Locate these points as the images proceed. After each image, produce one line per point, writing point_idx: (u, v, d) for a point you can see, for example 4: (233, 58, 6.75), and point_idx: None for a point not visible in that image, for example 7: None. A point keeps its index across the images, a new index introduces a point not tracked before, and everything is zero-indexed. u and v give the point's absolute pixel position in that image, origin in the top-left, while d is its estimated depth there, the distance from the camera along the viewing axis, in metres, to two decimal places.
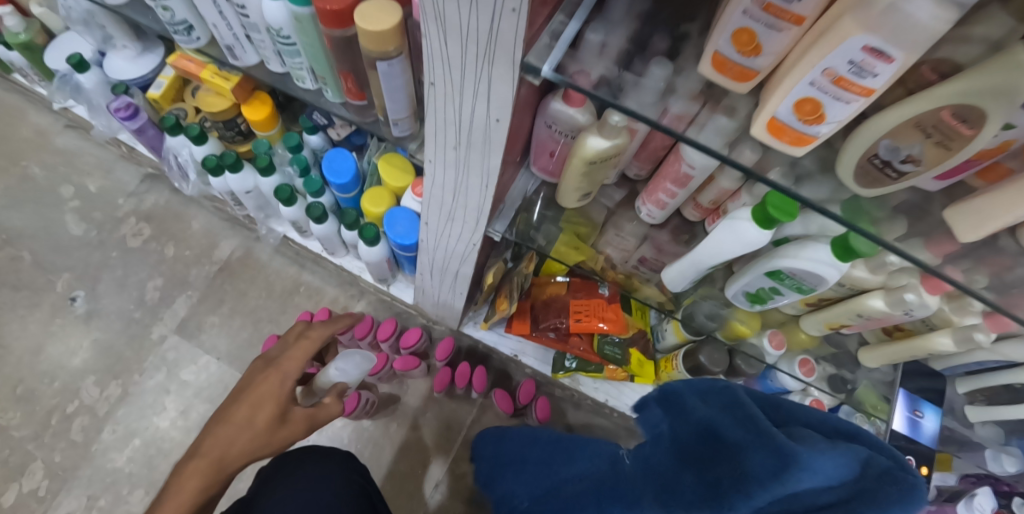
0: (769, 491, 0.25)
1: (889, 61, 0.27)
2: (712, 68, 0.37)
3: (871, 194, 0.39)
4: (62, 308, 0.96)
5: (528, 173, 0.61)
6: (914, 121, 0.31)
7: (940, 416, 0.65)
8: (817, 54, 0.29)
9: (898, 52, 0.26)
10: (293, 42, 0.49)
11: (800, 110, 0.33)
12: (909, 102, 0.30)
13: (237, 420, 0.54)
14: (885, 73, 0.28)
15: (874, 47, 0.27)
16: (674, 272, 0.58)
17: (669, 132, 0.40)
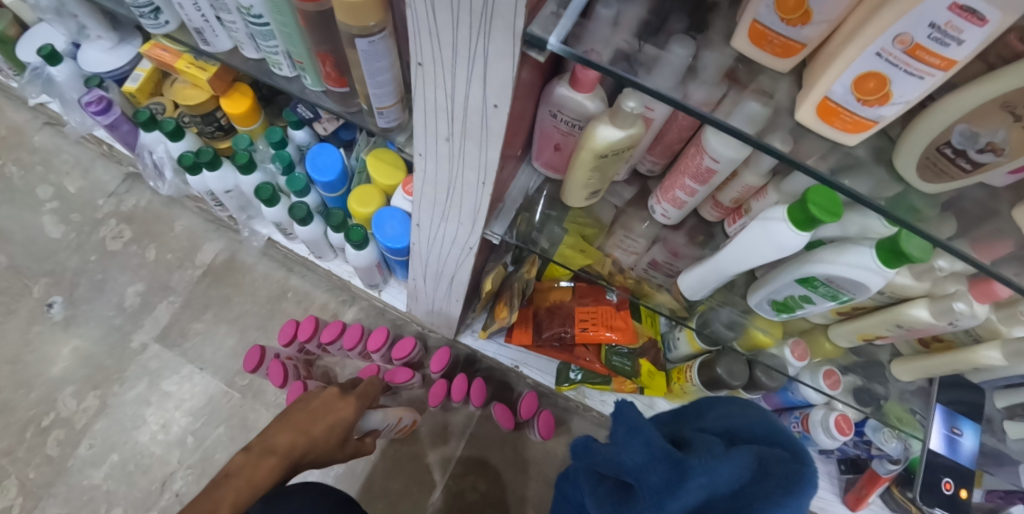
0: (679, 500, 0.28)
1: (981, 23, 0.22)
2: (749, 42, 0.32)
3: (934, 190, 0.34)
4: (38, 314, 0.90)
5: (530, 169, 0.56)
6: (1000, 101, 0.25)
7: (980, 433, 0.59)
8: (887, 16, 0.24)
9: (997, 12, 0.21)
10: (268, 23, 0.44)
11: (859, 88, 0.28)
12: (997, 77, 0.25)
13: (317, 433, 0.59)
14: (974, 39, 0.22)
15: (965, 4, 0.21)
16: (694, 278, 0.53)
17: (695, 113, 0.33)
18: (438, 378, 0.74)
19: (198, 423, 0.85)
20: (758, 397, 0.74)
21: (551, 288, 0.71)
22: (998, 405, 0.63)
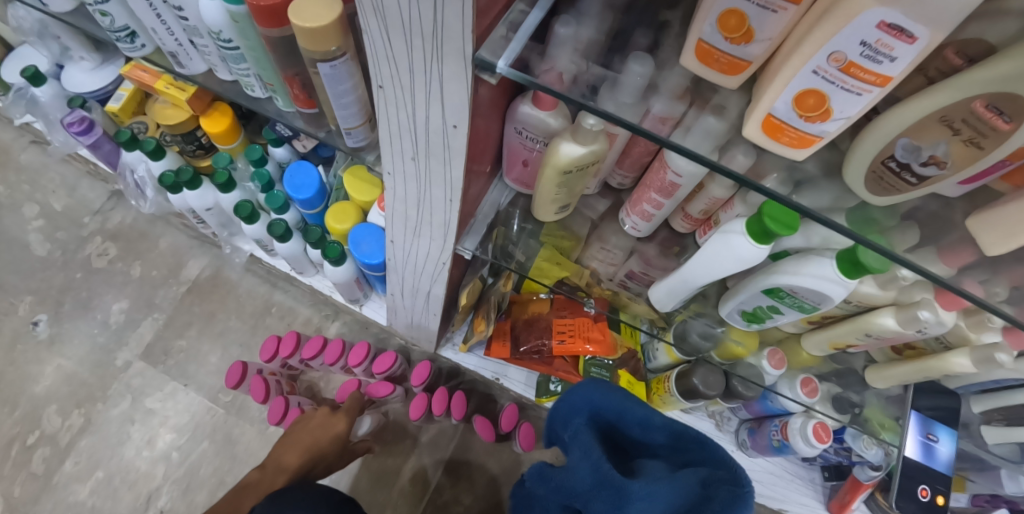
0: None
1: (911, 41, 0.22)
2: (697, 61, 0.32)
3: (883, 202, 0.34)
4: (23, 333, 0.90)
5: (501, 184, 0.57)
6: (939, 114, 0.26)
7: (956, 440, 0.60)
8: (821, 36, 0.24)
9: (925, 29, 0.22)
10: (237, 47, 0.45)
11: (800, 105, 0.28)
12: (936, 91, 0.25)
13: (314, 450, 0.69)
14: (906, 55, 0.23)
15: (893, 23, 0.22)
16: (662, 290, 0.53)
17: (653, 137, 0.35)
18: (420, 392, 0.74)
19: (183, 440, 0.84)
20: (738, 405, 0.73)
21: (529, 300, 0.71)
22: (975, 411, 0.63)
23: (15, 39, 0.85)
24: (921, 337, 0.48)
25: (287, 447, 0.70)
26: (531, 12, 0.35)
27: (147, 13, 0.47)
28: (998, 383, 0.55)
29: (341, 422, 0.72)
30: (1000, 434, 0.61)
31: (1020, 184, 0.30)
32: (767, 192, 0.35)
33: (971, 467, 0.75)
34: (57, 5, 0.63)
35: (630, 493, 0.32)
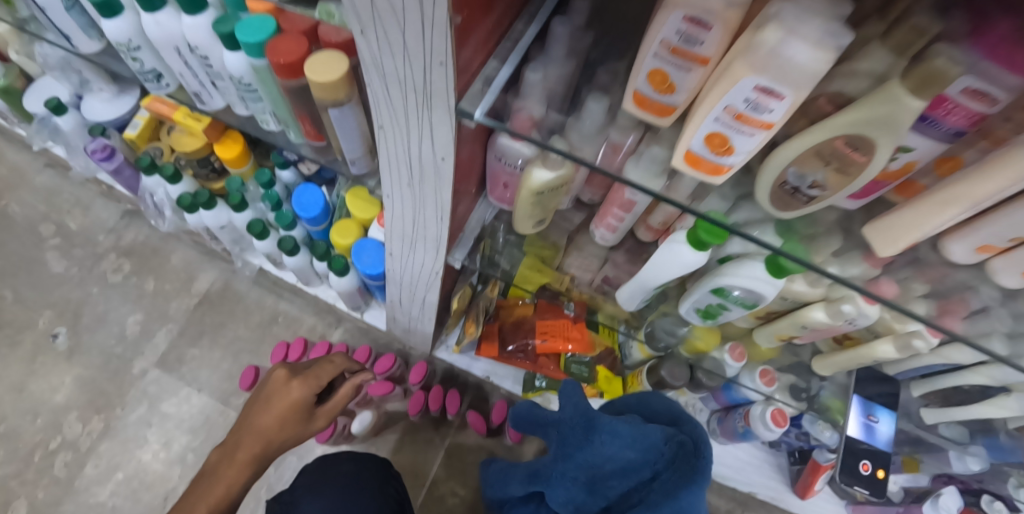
0: (585, 447, 0.45)
1: (781, 99, 0.29)
2: (635, 105, 0.40)
3: (791, 215, 0.42)
4: (43, 345, 0.96)
5: (485, 202, 0.64)
6: (813, 149, 0.33)
7: (896, 421, 0.65)
8: (717, 93, 0.32)
9: (788, 91, 0.29)
10: (256, 90, 0.52)
11: (710, 142, 0.35)
12: (809, 132, 0.32)
13: (267, 424, 0.64)
14: (779, 109, 0.30)
15: (765, 87, 0.29)
16: (625, 293, 0.61)
17: (606, 173, 0.45)
18: (417, 389, 0.81)
19: (197, 442, 0.90)
20: (707, 395, 0.80)
21: (516, 305, 0.79)
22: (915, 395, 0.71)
23: (36, 72, 0.90)
24: (853, 328, 0.55)
25: (251, 425, 0.64)
26: (502, 67, 0.43)
27: (176, 59, 0.55)
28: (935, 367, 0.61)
29: (295, 391, 0.66)
30: (940, 414, 0.70)
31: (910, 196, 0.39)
32: (700, 212, 0.43)
33: (921, 450, 0.83)
34: (84, 46, 0.69)
35: (600, 425, 0.45)
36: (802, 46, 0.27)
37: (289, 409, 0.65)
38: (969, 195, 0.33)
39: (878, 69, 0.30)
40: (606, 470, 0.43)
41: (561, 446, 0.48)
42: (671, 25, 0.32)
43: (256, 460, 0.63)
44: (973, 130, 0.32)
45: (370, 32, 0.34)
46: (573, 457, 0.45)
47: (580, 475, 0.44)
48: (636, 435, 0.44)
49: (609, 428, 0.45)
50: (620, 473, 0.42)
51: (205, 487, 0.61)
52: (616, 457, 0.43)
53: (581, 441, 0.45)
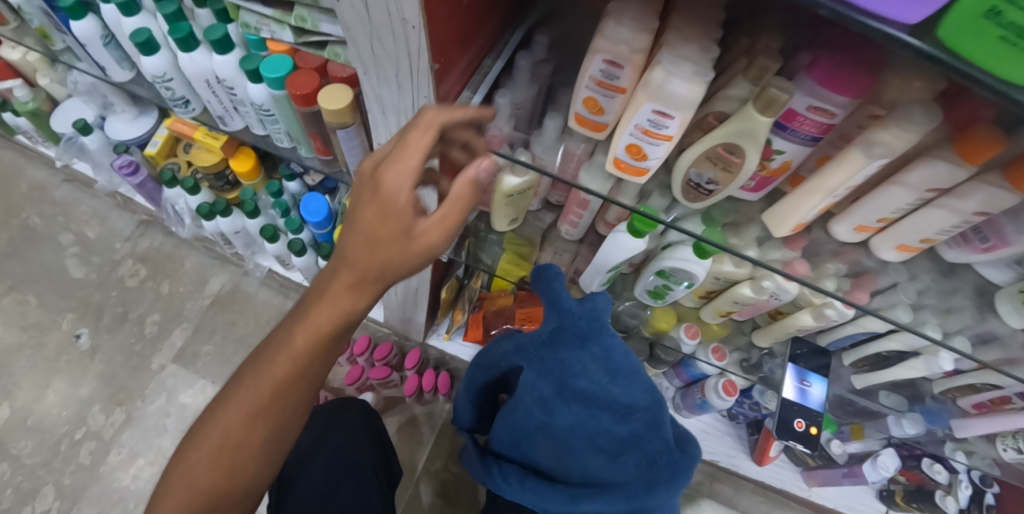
0: (582, 377, 0.56)
1: (672, 118, 0.41)
2: (576, 123, 0.51)
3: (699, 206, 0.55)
4: (67, 345, 1.05)
5: (467, 206, 0.74)
6: (704, 153, 0.44)
7: (826, 385, 0.72)
8: (630, 114, 0.43)
9: (677, 113, 0.40)
10: (273, 115, 0.64)
11: (630, 151, 0.46)
12: (699, 141, 0.43)
13: (364, 244, 0.39)
14: (673, 125, 0.41)
15: (660, 110, 0.40)
16: (586, 277, 0.69)
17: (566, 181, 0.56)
18: (412, 373, 0.91)
19: None
20: (671, 372, 0.91)
21: (497, 295, 0.88)
22: (846, 363, 0.77)
23: (62, 95, 0.97)
24: (779, 303, 0.65)
25: (348, 250, 0.40)
26: (476, 95, 0.54)
27: (206, 90, 0.67)
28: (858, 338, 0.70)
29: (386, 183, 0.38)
30: (866, 378, 0.77)
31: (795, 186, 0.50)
32: (624, 204, 0.56)
33: (865, 418, 0.88)
34: (117, 75, 0.79)
35: (610, 358, 0.55)
36: (681, 83, 0.39)
37: (386, 213, 0.38)
38: (825, 185, 0.44)
39: (742, 94, 0.40)
40: (576, 383, 0.57)
41: (555, 330, 0.56)
42: (595, 66, 0.43)
43: (367, 287, 0.40)
44: (826, 135, 0.42)
45: (373, 73, 0.47)
46: (560, 353, 0.56)
47: (559, 370, 0.57)
48: (623, 369, 0.56)
49: (607, 351, 0.55)
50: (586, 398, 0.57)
51: (295, 322, 0.43)
52: (598, 389, 0.56)
53: (574, 351, 0.55)
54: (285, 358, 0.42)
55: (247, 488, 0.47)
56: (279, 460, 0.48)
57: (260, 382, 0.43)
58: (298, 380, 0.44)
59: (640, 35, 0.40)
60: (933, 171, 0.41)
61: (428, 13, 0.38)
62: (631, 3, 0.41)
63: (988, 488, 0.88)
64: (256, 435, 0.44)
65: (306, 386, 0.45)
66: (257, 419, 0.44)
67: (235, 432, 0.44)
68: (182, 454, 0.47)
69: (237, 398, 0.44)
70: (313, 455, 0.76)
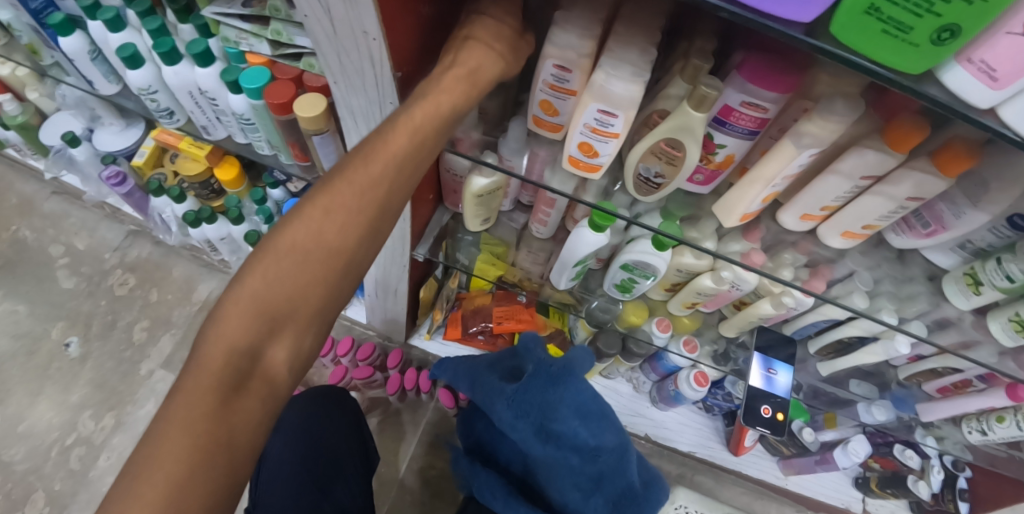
0: (559, 418, 0.61)
1: (616, 116, 0.44)
2: (535, 124, 0.54)
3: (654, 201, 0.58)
4: (57, 353, 1.06)
5: (442, 208, 0.78)
6: (649, 148, 0.47)
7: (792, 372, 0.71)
8: (579, 113, 0.46)
9: (620, 112, 0.44)
10: (254, 123, 0.67)
11: (583, 149, 0.50)
12: (644, 137, 0.47)
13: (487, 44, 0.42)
14: (617, 123, 0.45)
15: (605, 109, 0.44)
16: (555, 272, 0.72)
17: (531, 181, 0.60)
18: (395, 372, 0.94)
19: None
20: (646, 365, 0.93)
21: (476, 294, 0.93)
22: (812, 352, 0.77)
23: (51, 108, 1.00)
24: (740, 294, 0.68)
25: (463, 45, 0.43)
26: None
27: (189, 101, 0.70)
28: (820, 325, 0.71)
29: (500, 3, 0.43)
30: (831, 365, 0.77)
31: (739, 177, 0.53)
32: (586, 201, 0.59)
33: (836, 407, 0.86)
34: (104, 88, 0.82)
35: (583, 403, 0.63)
36: (621, 84, 0.42)
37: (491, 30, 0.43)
38: (763, 175, 0.47)
39: (680, 93, 0.44)
40: (552, 425, 0.61)
41: (535, 375, 0.64)
42: (547, 71, 0.46)
43: (475, 81, 0.42)
44: (764, 129, 0.45)
45: (341, 82, 0.50)
46: (539, 393, 0.62)
47: (538, 410, 0.62)
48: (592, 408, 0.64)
49: (578, 393, 0.64)
50: (557, 440, 0.62)
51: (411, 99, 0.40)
52: (570, 431, 0.61)
53: (550, 393, 0.62)
54: (407, 125, 0.39)
55: (326, 307, 0.39)
56: (354, 285, 0.41)
57: (374, 159, 0.38)
58: (412, 162, 0.40)
59: (586, 41, 0.44)
60: (863, 158, 0.44)
61: (386, 26, 0.41)
62: (576, 11, 0.44)
63: (961, 472, 0.87)
64: (356, 226, 0.38)
65: (408, 179, 0.41)
66: (359, 206, 0.38)
67: (336, 224, 0.37)
68: (244, 265, 0.37)
69: (336, 183, 0.37)
70: (299, 440, 0.80)
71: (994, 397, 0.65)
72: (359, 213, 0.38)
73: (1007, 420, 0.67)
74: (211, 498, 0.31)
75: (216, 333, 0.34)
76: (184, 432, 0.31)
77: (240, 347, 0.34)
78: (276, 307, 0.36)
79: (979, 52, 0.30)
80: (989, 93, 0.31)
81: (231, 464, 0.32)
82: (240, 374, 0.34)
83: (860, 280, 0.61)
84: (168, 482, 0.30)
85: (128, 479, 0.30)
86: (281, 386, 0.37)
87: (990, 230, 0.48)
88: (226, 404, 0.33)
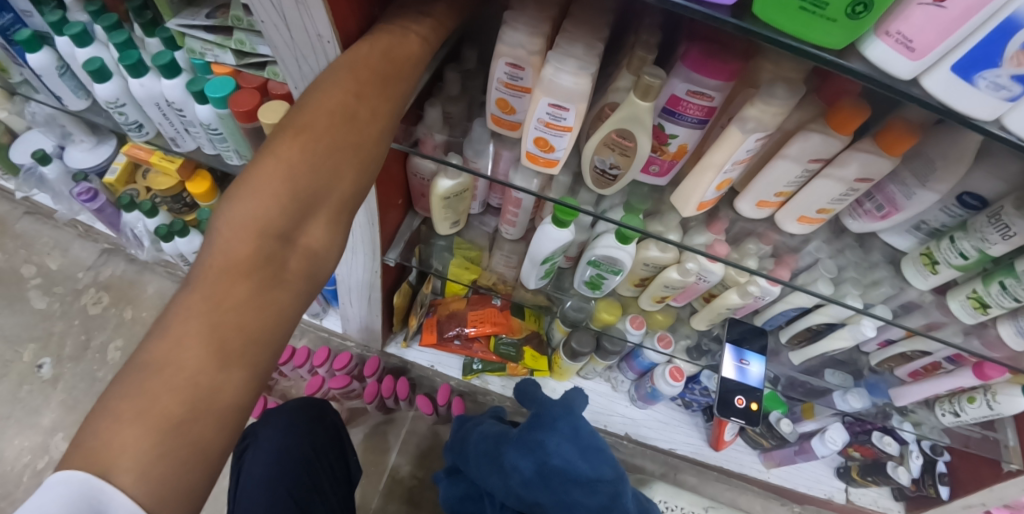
0: (560, 454, 0.60)
1: (568, 109, 0.45)
2: (494, 123, 0.55)
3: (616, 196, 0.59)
4: (29, 375, 1.04)
5: (412, 213, 0.78)
6: (604, 140, 0.49)
7: (765, 363, 0.70)
8: (532, 108, 0.47)
9: (571, 105, 0.45)
10: (221, 133, 0.67)
11: (539, 144, 0.51)
12: (597, 130, 0.48)
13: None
14: (570, 116, 0.46)
15: (556, 103, 0.45)
16: (525, 272, 0.72)
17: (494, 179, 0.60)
18: (372, 380, 0.93)
19: None
20: (623, 364, 0.93)
21: (451, 300, 0.94)
22: (783, 341, 0.78)
23: (21, 127, 1.00)
24: (707, 286, 0.69)
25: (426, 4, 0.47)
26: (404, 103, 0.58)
27: (156, 113, 0.70)
28: (788, 316, 0.72)
29: None
30: (802, 353, 0.77)
31: (692, 166, 0.54)
32: (551, 199, 0.59)
33: (813, 398, 0.86)
34: (73, 104, 0.82)
35: (581, 439, 0.63)
36: (570, 77, 0.43)
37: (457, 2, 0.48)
38: (715, 162, 0.48)
39: (628, 85, 0.45)
40: (554, 464, 0.60)
41: (536, 421, 0.66)
42: (500, 69, 0.47)
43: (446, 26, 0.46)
44: (712, 117, 0.47)
45: (301, 86, 0.51)
46: (540, 435, 0.63)
47: (540, 451, 0.62)
48: (590, 447, 0.62)
49: (574, 431, 0.63)
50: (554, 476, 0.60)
51: (400, 23, 0.43)
52: (570, 466, 0.60)
53: (545, 434, 0.63)
54: (409, 41, 0.42)
55: (356, 194, 0.37)
56: (377, 178, 0.39)
57: (388, 57, 0.40)
58: (414, 70, 0.42)
59: (534, 39, 0.45)
60: (809, 142, 0.46)
61: (339, 28, 0.42)
62: (524, 10, 0.46)
63: (940, 457, 0.87)
64: (378, 114, 0.38)
65: (410, 86, 0.42)
66: (377, 99, 0.38)
67: (364, 110, 0.37)
68: (262, 149, 0.34)
69: (353, 75, 0.38)
70: (275, 454, 0.77)
71: (963, 377, 0.66)
72: (378, 102, 0.38)
73: (978, 400, 0.68)
74: (248, 374, 0.29)
75: (242, 208, 0.32)
76: (220, 306, 0.29)
77: (273, 224, 0.32)
78: (307, 185, 0.33)
79: (895, 25, 0.31)
80: (910, 64, 0.32)
81: (263, 345, 0.30)
82: (274, 253, 0.32)
83: (823, 267, 0.61)
84: (206, 353, 0.28)
85: (160, 357, 0.28)
86: (312, 272, 0.34)
87: (942, 210, 0.50)
88: (257, 285, 0.31)
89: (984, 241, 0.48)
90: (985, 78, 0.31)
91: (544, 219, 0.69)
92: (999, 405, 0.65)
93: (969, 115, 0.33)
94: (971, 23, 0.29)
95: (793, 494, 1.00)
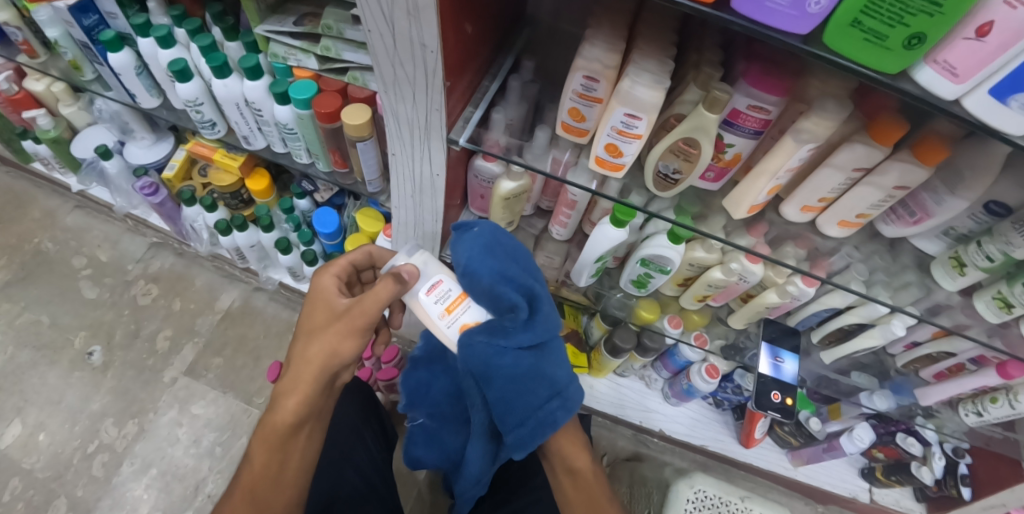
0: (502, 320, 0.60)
1: (641, 118, 0.50)
2: (562, 130, 0.60)
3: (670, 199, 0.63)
4: (79, 362, 1.08)
5: (468, 212, 0.84)
6: (669, 148, 0.54)
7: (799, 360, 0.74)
8: (607, 115, 0.52)
9: (644, 115, 0.50)
10: (296, 132, 0.73)
11: (609, 149, 0.56)
12: (664, 138, 0.53)
13: (307, 334, 0.57)
14: (642, 125, 0.51)
15: (631, 112, 0.50)
16: (575, 270, 0.77)
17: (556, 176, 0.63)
18: None
19: (224, 436, 1.03)
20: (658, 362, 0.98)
21: None
22: (814, 341, 0.82)
23: (83, 124, 1.05)
24: (748, 286, 0.73)
25: (300, 347, 0.56)
26: (476, 110, 0.64)
27: (235, 113, 0.75)
28: (822, 317, 0.77)
29: (317, 299, 0.59)
30: (833, 353, 0.81)
31: (745, 173, 0.59)
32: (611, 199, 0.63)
33: (841, 397, 0.90)
34: (146, 101, 0.87)
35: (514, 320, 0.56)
36: (645, 90, 0.48)
37: None
38: (770, 168, 0.53)
39: (695, 98, 0.50)
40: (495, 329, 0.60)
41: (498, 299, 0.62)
42: (576, 81, 0.52)
43: (308, 366, 0.54)
44: (767, 129, 0.52)
45: (390, 92, 0.56)
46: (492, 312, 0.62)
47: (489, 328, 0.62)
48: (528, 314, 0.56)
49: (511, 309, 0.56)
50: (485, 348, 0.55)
51: (272, 407, 0.55)
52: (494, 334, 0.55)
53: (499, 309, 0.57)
54: (266, 435, 0.54)
55: None
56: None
57: (262, 441, 0.54)
58: (285, 431, 0.54)
59: (611, 54, 0.50)
60: (854, 153, 0.50)
61: (442, 41, 0.47)
62: (602, 30, 0.51)
63: (962, 459, 0.90)
64: (262, 489, 0.52)
65: (302, 439, 0.56)
66: (262, 481, 0.53)
67: (252, 490, 0.52)
68: None
69: (251, 470, 0.54)
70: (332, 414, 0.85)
71: (986, 376, 0.69)
72: (262, 481, 0.53)
73: (1000, 400, 0.72)
74: None
75: None
76: None
77: None
78: None
79: (942, 54, 0.36)
80: (953, 87, 0.37)
81: None
82: None
83: (856, 270, 0.65)
84: None
85: None
86: None
87: (970, 217, 0.55)
88: None
89: (1009, 244, 0.52)
90: (1017, 100, 0.36)
91: (596, 220, 0.74)
92: (1021, 404, 0.69)
93: (1004, 130, 0.38)
94: (1007, 54, 0.34)
95: (817, 492, 1.04)
